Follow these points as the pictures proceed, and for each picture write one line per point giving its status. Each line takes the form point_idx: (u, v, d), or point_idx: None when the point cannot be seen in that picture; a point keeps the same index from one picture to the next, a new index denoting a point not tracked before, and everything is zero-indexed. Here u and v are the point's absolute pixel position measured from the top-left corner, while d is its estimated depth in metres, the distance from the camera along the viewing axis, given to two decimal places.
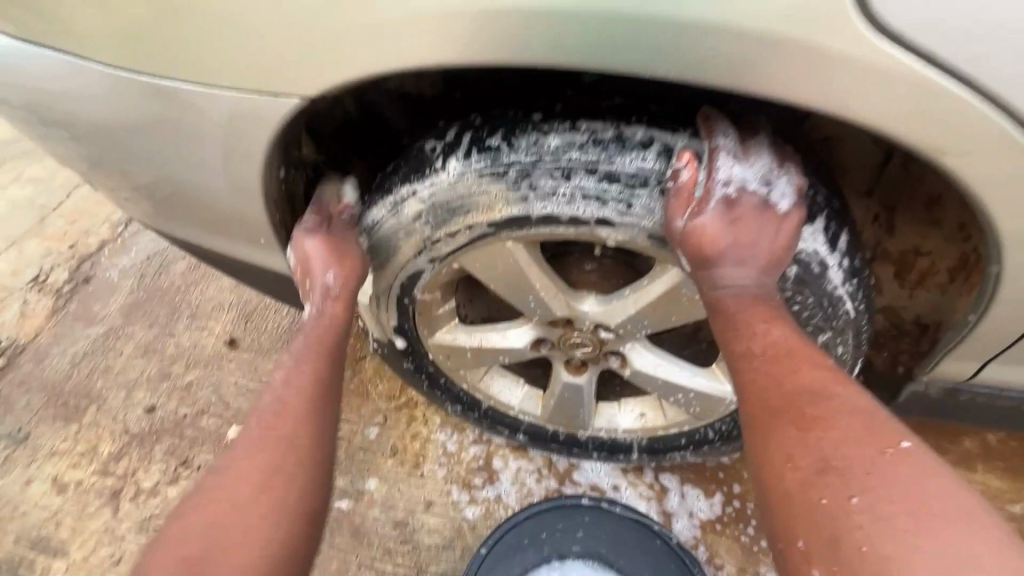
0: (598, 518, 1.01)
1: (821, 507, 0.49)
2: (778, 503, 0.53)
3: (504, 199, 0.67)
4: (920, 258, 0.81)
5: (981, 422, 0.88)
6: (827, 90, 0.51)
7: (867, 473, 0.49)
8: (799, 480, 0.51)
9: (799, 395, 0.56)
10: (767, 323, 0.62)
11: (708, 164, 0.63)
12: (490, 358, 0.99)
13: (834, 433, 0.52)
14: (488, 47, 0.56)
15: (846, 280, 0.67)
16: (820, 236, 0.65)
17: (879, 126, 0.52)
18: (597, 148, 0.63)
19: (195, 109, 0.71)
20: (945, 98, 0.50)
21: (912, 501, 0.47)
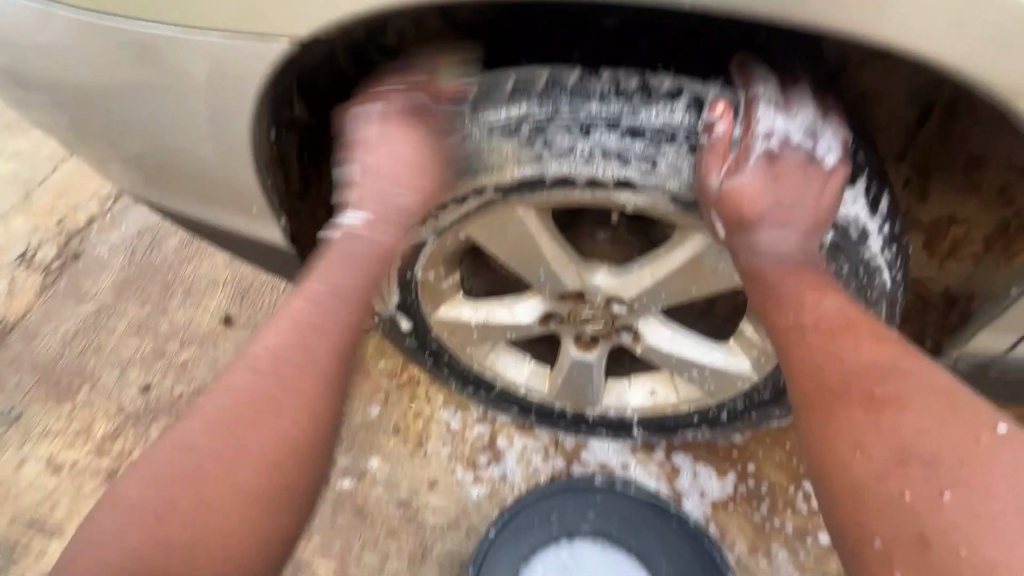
0: (610, 498, 0.98)
1: (903, 501, 0.47)
2: (847, 494, 0.50)
3: (515, 158, 0.61)
4: (954, 227, 0.76)
5: (1007, 399, 0.85)
6: (884, 14, 0.46)
7: (956, 464, 0.47)
8: (874, 473, 0.49)
9: (865, 375, 0.53)
10: (818, 293, 0.58)
11: (745, 116, 0.58)
12: (497, 333, 0.94)
13: (910, 416, 0.50)
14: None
15: (887, 246, 0.62)
16: (861, 198, 0.60)
17: (941, 60, 0.47)
18: (620, 99, 0.57)
19: (177, 61, 0.65)
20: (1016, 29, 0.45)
21: (1009, 495, 0.44)
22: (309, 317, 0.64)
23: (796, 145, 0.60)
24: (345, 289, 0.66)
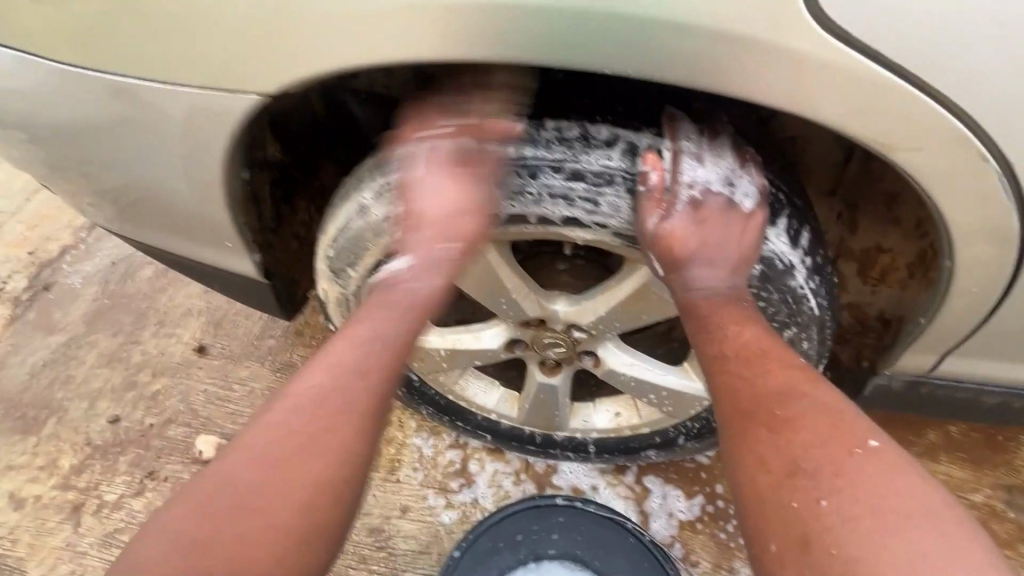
0: (572, 518, 1.01)
1: (793, 509, 0.52)
2: (750, 505, 0.55)
3: (471, 198, 0.67)
4: (882, 255, 0.83)
5: (942, 415, 0.91)
6: (784, 83, 0.52)
7: (834, 473, 0.52)
8: (772, 483, 0.54)
9: (766, 396, 0.58)
10: (736, 325, 0.64)
11: (672, 167, 0.64)
12: (464, 360, 0.98)
13: (804, 434, 0.55)
14: (453, 43, 0.56)
15: (809, 278, 0.68)
16: (783, 235, 0.66)
17: (831, 121, 0.53)
18: (562, 147, 0.63)
19: (154, 107, 0.70)
20: (889, 93, 0.51)
21: (875, 500, 0.49)
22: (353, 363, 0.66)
23: (716, 193, 0.67)
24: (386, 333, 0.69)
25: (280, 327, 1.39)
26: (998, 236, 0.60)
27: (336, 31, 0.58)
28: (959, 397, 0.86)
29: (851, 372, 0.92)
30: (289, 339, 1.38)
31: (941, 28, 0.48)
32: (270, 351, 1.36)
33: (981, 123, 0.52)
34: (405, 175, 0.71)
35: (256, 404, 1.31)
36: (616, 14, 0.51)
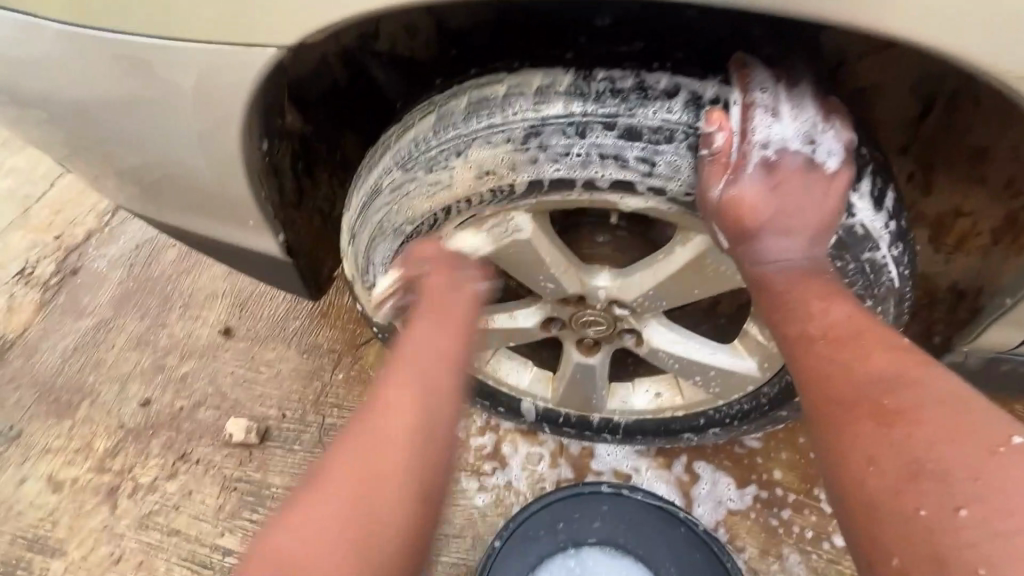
0: (617, 507, 0.96)
1: (917, 518, 0.43)
2: (859, 516, 0.46)
3: (510, 162, 0.60)
4: (960, 220, 0.75)
5: (1021, 393, 0.83)
6: (897, 1, 0.44)
7: (970, 479, 0.42)
8: (885, 486, 0.45)
9: (870, 384, 0.50)
10: (823, 301, 0.56)
11: (741, 120, 0.56)
12: (498, 339, 0.94)
13: (925, 427, 0.46)
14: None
15: (891, 244, 0.61)
16: (865, 196, 0.59)
17: (951, 48, 0.45)
18: (614, 99, 0.56)
19: (164, 72, 0.64)
20: (1022, 11, 0.43)
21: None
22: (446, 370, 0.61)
23: (793, 152, 0.58)
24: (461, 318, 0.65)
25: (305, 307, 1.36)
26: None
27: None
28: None
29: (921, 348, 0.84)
30: (314, 319, 1.35)
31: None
32: (295, 332, 1.34)
33: None
34: (432, 137, 0.63)
35: (283, 386, 1.29)
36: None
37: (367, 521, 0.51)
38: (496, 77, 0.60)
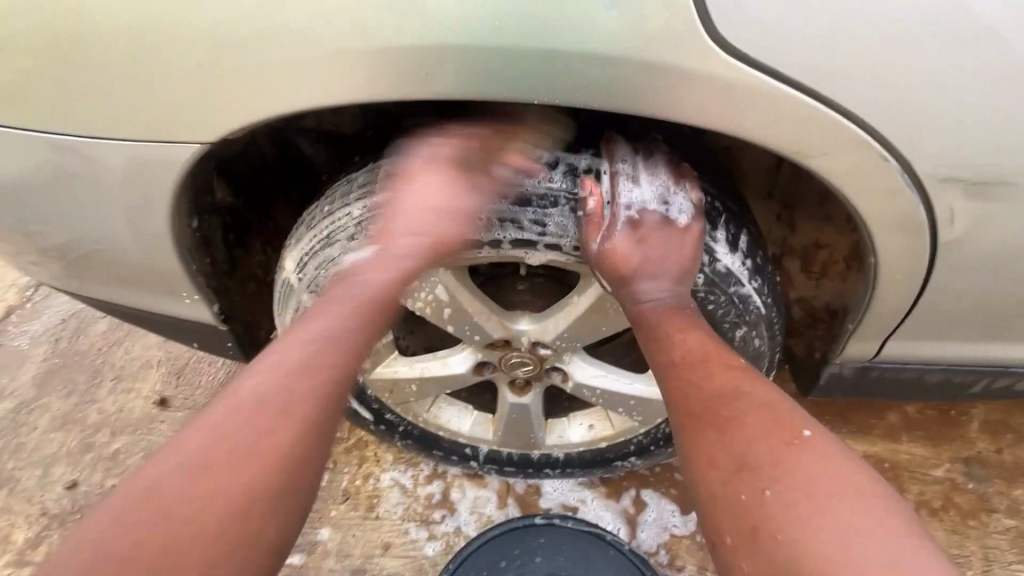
0: (552, 538, 1.01)
1: (740, 502, 0.55)
2: (706, 504, 0.58)
3: (422, 229, 0.69)
4: (820, 251, 0.86)
5: (897, 397, 0.95)
6: (700, 101, 0.55)
7: (776, 466, 0.55)
8: (722, 479, 0.57)
9: (711, 398, 0.62)
10: (681, 331, 0.68)
11: (607, 186, 0.67)
12: (434, 386, 0.99)
13: (746, 430, 0.59)
14: (382, 84, 0.58)
15: (751, 278, 0.71)
16: (720, 240, 0.70)
17: (747, 133, 0.56)
18: (505, 172, 0.65)
19: (92, 159, 0.69)
20: (795, 108, 0.54)
21: (817, 486, 0.53)
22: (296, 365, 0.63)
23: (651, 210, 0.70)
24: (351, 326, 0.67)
25: None
26: (913, 228, 0.61)
27: (268, 78, 0.59)
28: (909, 381, 0.90)
29: (807, 364, 0.95)
30: None
31: (823, 46, 0.51)
32: None
33: (877, 127, 0.55)
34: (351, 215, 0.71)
35: None
36: (523, 47, 0.54)
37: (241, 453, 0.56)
38: (406, 157, 0.69)
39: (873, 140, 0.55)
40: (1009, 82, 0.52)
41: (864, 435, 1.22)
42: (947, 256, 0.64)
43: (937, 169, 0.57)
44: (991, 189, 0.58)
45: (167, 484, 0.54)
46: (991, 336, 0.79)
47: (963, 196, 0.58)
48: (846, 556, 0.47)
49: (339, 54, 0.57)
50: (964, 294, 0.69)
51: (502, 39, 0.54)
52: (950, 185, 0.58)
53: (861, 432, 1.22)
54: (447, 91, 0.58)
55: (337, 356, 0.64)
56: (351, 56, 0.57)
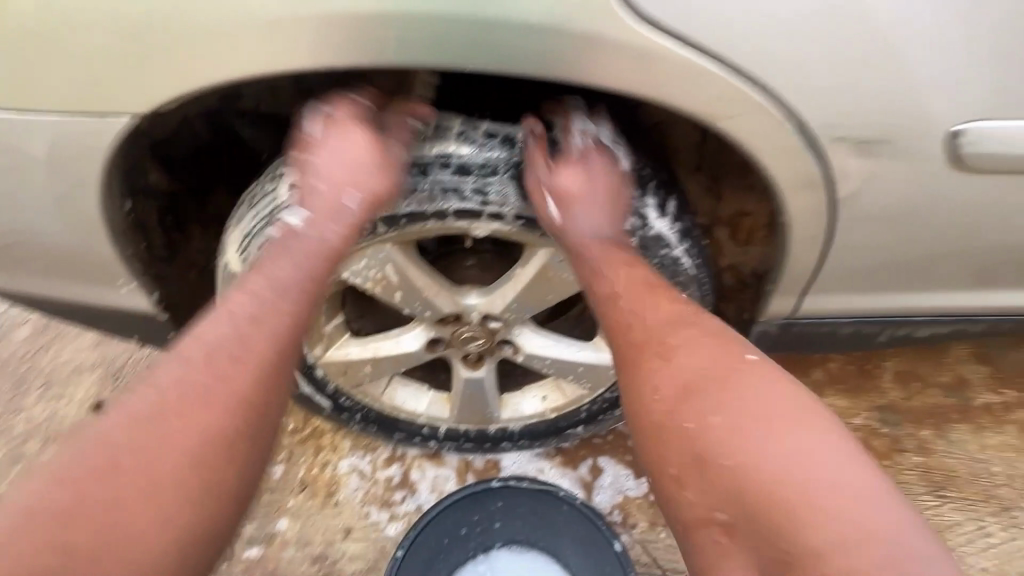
0: (509, 500, 1.04)
1: (685, 427, 0.64)
2: (652, 428, 0.67)
3: (369, 200, 0.73)
4: (745, 218, 0.93)
5: (818, 349, 1.04)
6: (620, 68, 0.59)
7: (717, 390, 0.64)
8: (666, 406, 0.66)
9: (657, 331, 0.70)
10: (629, 266, 0.75)
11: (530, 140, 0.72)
12: (388, 366, 1.00)
13: (688, 361, 0.67)
14: (321, 54, 0.59)
15: (680, 242, 0.77)
16: (650, 204, 0.75)
17: (664, 98, 0.61)
18: (445, 141, 0.70)
19: (16, 140, 0.67)
20: (706, 74, 0.59)
21: (766, 414, 0.61)
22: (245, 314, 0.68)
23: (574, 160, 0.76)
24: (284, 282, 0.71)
25: None
26: (815, 186, 0.68)
27: (201, 46, 0.59)
28: (826, 335, 0.99)
29: (738, 324, 1.03)
30: None
31: (727, 16, 0.56)
32: None
33: (777, 92, 0.61)
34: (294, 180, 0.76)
35: None
36: (454, 17, 0.57)
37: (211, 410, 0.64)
38: (351, 132, 0.72)
39: (776, 105, 0.61)
40: (890, 51, 0.58)
41: None
42: (845, 212, 0.71)
43: (833, 129, 0.63)
44: (879, 147, 0.65)
45: (117, 440, 0.60)
46: (891, 288, 0.89)
47: (855, 154, 0.65)
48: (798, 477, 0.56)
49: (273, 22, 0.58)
50: (862, 248, 0.77)
51: (435, 7, 0.57)
52: (844, 145, 0.65)
53: None
54: (383, 59, 0.59)
55: (258, 323, 0.68)
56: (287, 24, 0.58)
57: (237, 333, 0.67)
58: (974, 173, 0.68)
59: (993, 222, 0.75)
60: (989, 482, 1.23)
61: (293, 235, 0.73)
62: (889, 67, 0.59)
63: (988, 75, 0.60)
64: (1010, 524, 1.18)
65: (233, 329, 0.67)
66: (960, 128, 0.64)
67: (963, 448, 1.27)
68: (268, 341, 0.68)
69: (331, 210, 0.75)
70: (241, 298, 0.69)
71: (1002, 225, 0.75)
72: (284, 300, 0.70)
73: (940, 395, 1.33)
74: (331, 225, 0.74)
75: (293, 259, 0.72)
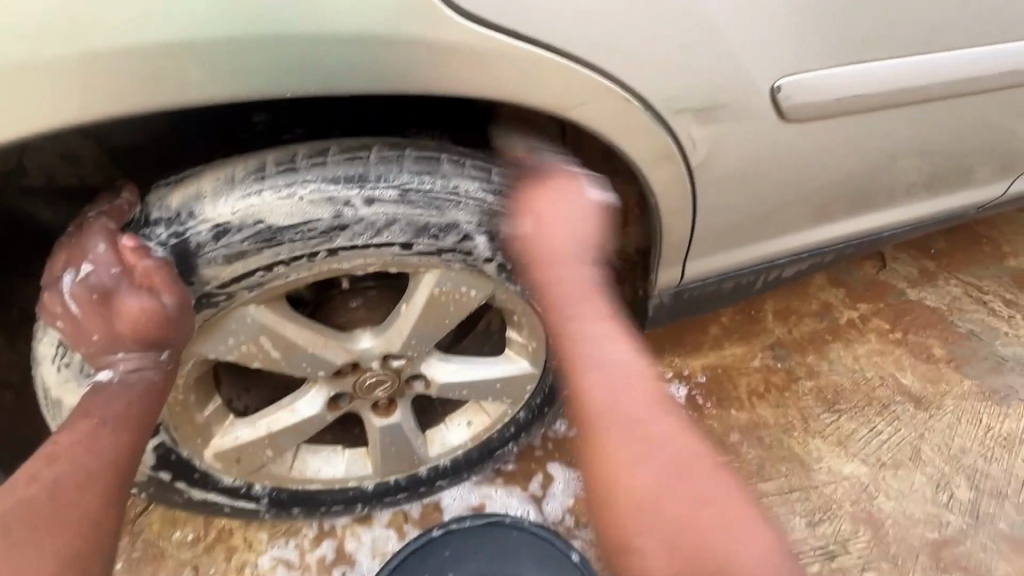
0: (455, 546, 1.03)
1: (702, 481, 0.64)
2: (637, 497, 0.63)
3: (213, 262, 0.64)
4: (619, 203, 0.88)
5: (710, 307, 1.10)
6: (447, 71, 0.57)
7: (654, 462, 0.64)
8: (646, 487, 0.63)
9: (625, 403, 0.67)
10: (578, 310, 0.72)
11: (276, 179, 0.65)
12: (288, 439, 0.89)
13: (688, 447, 0.66)
14: (125, 96, 0.52)
15: None
16: (528, 207, 0.72)
17: (501, 95, 0.60)
18: (278, 175, 0.62)
19: None
20: (536, 64, 0.58)
21: (673, 472, 0.63)
22: (76, 437, 0.64)
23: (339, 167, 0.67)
24: (114, 410, 0.66)
25: None
26: (668, 160, 0.71)
27: None
28: (712, 293, 1.06)
29: (635, 304, 1.04)
30: None
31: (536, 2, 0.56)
32: None
33: (614, 74, 0.62)
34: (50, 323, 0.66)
35: None
36: (248, 39, 0.52)
37: (37, 534, 0.57)
38: (167, 190, 0.63)
39: (618, 86, 0.63)
40: (708, 19, 0.62)
41: (696, 351, 1.42)
42: (704, 176, 0.75)
43: (669, 101, 0.66)
44: (715, 112, 0.69)
45: None
46: (752, 239, 0.96)
47: (697, 122, 0.69)
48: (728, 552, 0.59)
49: (32, 71, 0.50)
50: (718, 210, 0.82)
51: (223, 31, 0.51)
52: (684, 116, 0.68)
53: (694, 348, 1.42)
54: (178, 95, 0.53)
55: (87, 440, 0.64)
56: (69, 65, 0.50)
57: (70, 456, 0.62)
58: (798, 123, 0.75)
59: (818, 163, 0.84)
60: (869, 386, 1.39)
61: (102, 390, 0.68)
62: (710, 32, 0.63)
63: (783, 27, 0.66)
64: (895, 418, 1.34)
65: (68, 449, 0.63)
66: (779, 83, 0.70)
67: (843, 363, 1.42)
68: (86, 502, 0.61)
69: (151, 348, 0.67)
70: (31, 467, 0.62)
71: (824, 163, 0.85)
72: (100, 456, 0.63)
73: (813, 322, 1.49)
74: (153, 358, 0.68)
75: (118, 401, 0.67)
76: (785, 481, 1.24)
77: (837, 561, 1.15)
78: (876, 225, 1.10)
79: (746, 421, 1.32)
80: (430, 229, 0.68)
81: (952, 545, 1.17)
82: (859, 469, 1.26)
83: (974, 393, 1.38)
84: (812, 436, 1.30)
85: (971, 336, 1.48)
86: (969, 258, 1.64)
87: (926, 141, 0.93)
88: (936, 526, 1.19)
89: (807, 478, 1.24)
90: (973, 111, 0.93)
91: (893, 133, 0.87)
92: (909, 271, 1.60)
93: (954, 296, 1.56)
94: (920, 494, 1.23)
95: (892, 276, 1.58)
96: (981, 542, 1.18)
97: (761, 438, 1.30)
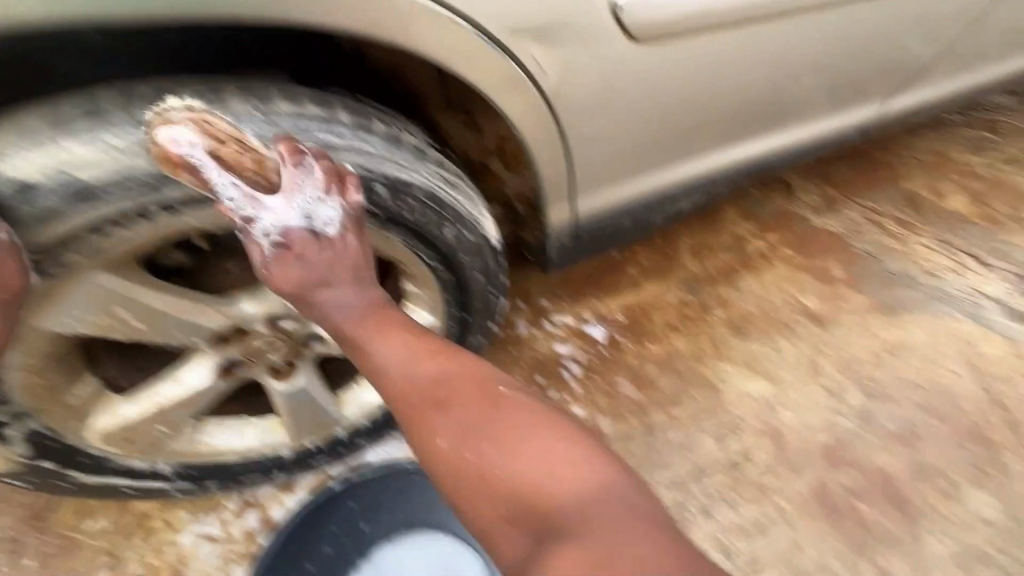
0: (361, 496, 1.01)
1: (529, 481, 0.62)
2: (466, 493, 0.65)
3: (27, 223, 0.60)
4: (508, 145, 0.85)
5: (611, 245, 1.12)
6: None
7: (511, 451, 0.64)
8: (477, 467, 0.64)
9: (432, 407, 0.69)
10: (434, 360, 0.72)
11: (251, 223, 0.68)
12: (179, 411, 0.87)
13: (508, 425, 0.66)
14: None
15: (427, 176, 0.75)
16: (379, 147, 0.71)
17: (318, 19, 0.59)
18: (88, 125, 0.59)
19: None
20: None
21: (531, 462, 0.63)
22: None
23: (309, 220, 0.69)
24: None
25: None
26: (514, 86, 0.72)
27: None
28: (611, 230, 1.07)
29: (537, 247, 1.04)
30: None
31: None
32: None
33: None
34: None
35: None
36: None
37: None
38: None
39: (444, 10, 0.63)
40: None
41: (614, 292, 1.45)
42: (562, 104, 0.77)
43: (504, 23, 0.66)
44: (554, 33, 0.70)
45: None
46: (638, 172, 0.97)
47: (538, 45, 0.70)
48: (549, 495, 0.60)
49: None
50: (585, 139, 0.84)
51: None
52: (522, 38, 0.69)
53: (612, 290, 1.45)
54: None
55: None
56: None
57: None
58: (647, 43, 0.77)
59: (682, 87, 0.86)
60: (775, 311, 1.46)
61: None
62: None
63: None
64: (797, 337, 1.42)
65: None
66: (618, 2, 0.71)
67: (751, 291, 1.49)
68: None
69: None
70: None
71: (688, 88, 0.87)
72: None
73: (724, 255, 1.54)
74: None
75: None
76: (696, 405, 1.31)
77: (742, 472, 1.23)
78: (763, 150, 1.14)
79: (661, 354, 1.37)
80: (271, 176, 0.65)
81: (845, 446, 1.27)
82: (764, 388, 1.34)
83: (868, 308, 1.48)
84: (722, 361, 1.37)
85: (867, 256, 1.57)
86: (868, 184, 1.72)
87: (794, 64, 0.96)
88: (830, 431, 1.29)
89: (716, 401, 1.31)
90: (834, 28, 0.96)
91: (753, 53, 0.89)
92: (813, 200, 1.67)
93: (853, 220, 1.64)
94: (817, 404, 1.32)
95: (797, 206, 1.65)
96: (870, 441, 1.28)
97: (675, 368, 1.36)
